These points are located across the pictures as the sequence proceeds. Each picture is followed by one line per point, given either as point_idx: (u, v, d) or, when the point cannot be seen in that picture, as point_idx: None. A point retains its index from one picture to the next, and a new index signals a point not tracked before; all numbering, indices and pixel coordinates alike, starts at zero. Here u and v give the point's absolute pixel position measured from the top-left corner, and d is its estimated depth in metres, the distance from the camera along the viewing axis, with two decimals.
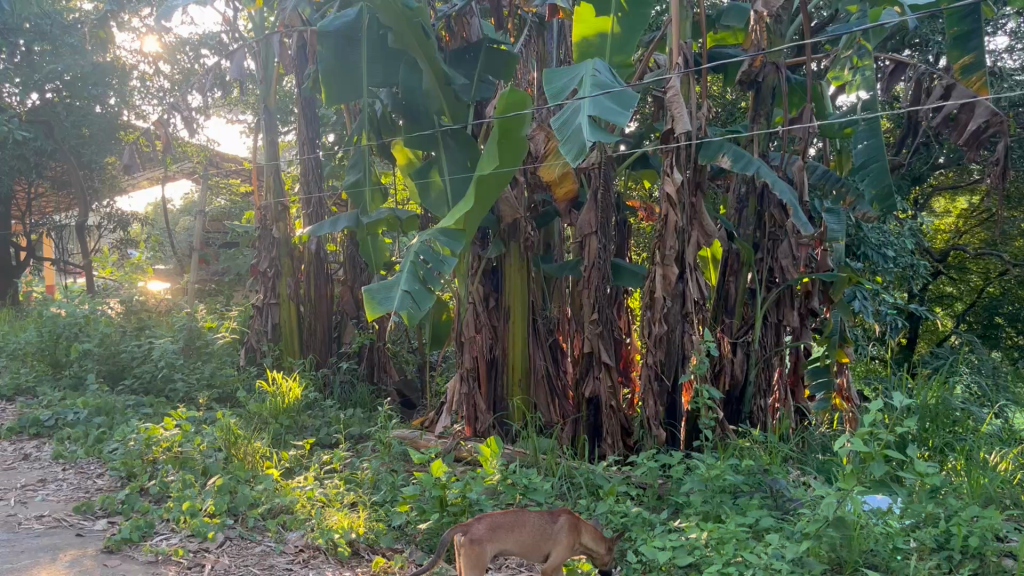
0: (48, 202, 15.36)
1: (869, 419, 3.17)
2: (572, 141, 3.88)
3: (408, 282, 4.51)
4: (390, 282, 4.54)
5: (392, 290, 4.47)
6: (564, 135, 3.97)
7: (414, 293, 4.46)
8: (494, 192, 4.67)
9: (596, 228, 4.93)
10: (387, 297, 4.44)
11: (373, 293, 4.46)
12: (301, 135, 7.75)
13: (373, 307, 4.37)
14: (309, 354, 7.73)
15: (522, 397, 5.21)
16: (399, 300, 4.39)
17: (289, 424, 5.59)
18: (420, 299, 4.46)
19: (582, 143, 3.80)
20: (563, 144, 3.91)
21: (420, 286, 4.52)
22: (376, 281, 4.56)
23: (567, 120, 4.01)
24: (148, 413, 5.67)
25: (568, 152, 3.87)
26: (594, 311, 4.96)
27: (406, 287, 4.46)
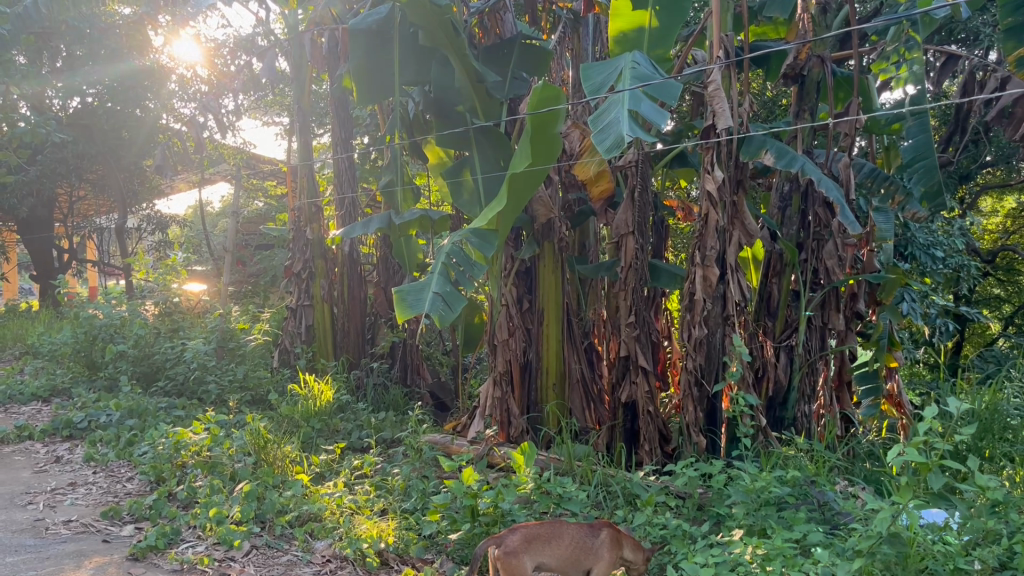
0: (90, 205, 15.57)
1: (927, 430, 2.98)
2: (608, 133, 3.74)
3: (439, 284, 4.40)
4: (421, 284, 4.44)
5: (423, 292, 4.38)
6: (599, 127, 3.83)
7: (446, 295, 4.36)
8: (527, 191, 4.53)
9: (633, 228, 4.79)
10: (419, 299, 4.35)
11: (404, 296, 4.36)
12: (334, 135, 7.70)
13: (404, 311, 4.28)
14: (343, 356, 7.68)
15: (557, 402, 5.09)
16: (430, 303, 4.29)
17: (321, 428, 5.52)
18: (452, 301, 4.35)
19: (619, 135, 3.67)
20: (598, 135, 3.78)
21: (451, 288, 4.42)
22: (407, 284, 4.46)
23: (604, 113, 3.89)
24: (181, 416, 5.64)
25: (602, 144, 3.74)
26: (631, 314, 4.82)
27: (437, 289, 4.35)
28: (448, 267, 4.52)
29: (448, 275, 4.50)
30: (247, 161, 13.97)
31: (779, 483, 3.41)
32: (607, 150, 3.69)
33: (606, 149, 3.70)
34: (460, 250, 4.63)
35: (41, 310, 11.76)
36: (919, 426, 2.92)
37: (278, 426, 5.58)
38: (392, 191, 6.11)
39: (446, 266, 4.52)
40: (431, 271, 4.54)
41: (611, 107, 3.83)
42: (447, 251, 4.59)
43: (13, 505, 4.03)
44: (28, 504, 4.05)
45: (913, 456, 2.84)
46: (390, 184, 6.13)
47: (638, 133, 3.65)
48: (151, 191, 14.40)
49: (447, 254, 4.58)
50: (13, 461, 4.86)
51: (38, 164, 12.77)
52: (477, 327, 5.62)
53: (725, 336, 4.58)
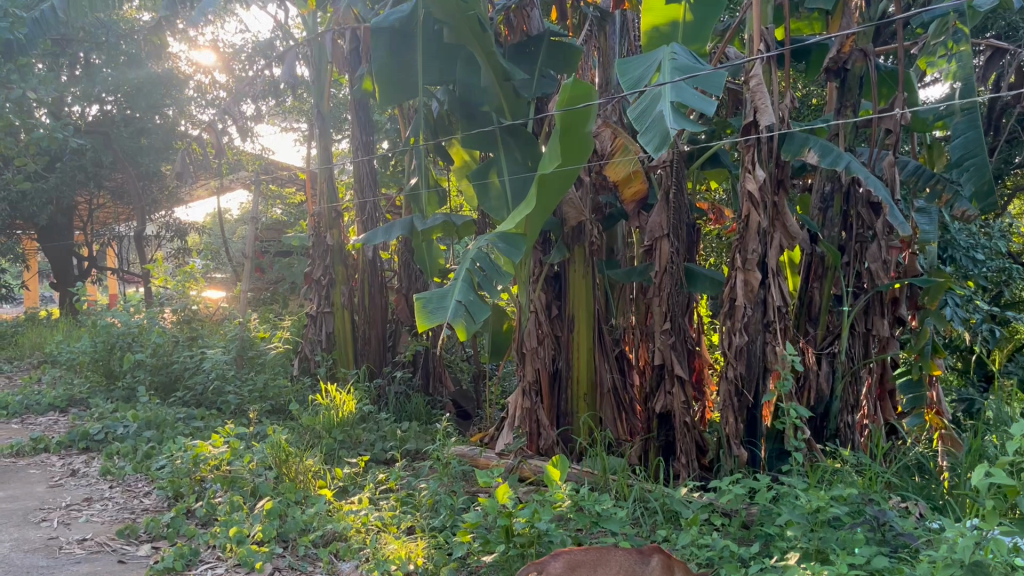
0: (109, 213, 15.54)
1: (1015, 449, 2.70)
2: (652, 131, 3.58)
3: (462, 292, 4.12)
4: (444, 291, 4.17)
5: (446, 300, 4.10)
6: (643, 126, 3.67)
7: (469, 304, 4.08)
8: (556, 191, 4.30)
9: (667, 231, 4.59)
10: (441, 306, 4.08)
11: (425, 303, 4.09)
12: (355, 139, 7.56)
13: (425, 318, 4.00)
14: (364, 364, 7.52)
15: (588, 413, 4.89)
16: (453, 311, 4.00)
17: (343, 439, 5.34)
18: (475, 310, 4.07)
19: (665, 130, 3.50)
20: (643, 134, 3.63)
21: (475, 298, 4.13)
22: (430, 291, 4.19)
23: (646, 111, 3.71)
24: (200, 428, 5.48)
25: (647, 141, 3.58)
26: (667, 320, 4.62)
27: (461, 297, 4.07)
28: (472, 275, 4.24)
29: (473, 284, 4.22)
30: (266, 167, 13.87)
31: (836, 501, 3.20)
32: (652, 147, 3.53)
33: (651, 147, 3.53)
34: (486, 258, 4.36)
35: (61, 317, 11.70)
36: (1009, 446, 2.63)
37: (300, 437, 5.41)
38: (416, 195, 5.93)
39: (471, 274, 4.25)
40: (455, 279, 4.26)
41: (654, 102, 3.67)
42: (472, 258, 4.33)
43: (27, 523, 3.87)
44: (42, 521, 3.90)
45: (1001, 479, 2.57)
46: (414, 187, 5.96)
47: (684, 126, 3.49)
48: (170, 198, 14.34)
49: (472, 261, 4.32)
50: (28, 475, 4.71)
51: (57, 172, 12.73)
52: (504, 335, 5.42)
53: (766, 343, 4.37)
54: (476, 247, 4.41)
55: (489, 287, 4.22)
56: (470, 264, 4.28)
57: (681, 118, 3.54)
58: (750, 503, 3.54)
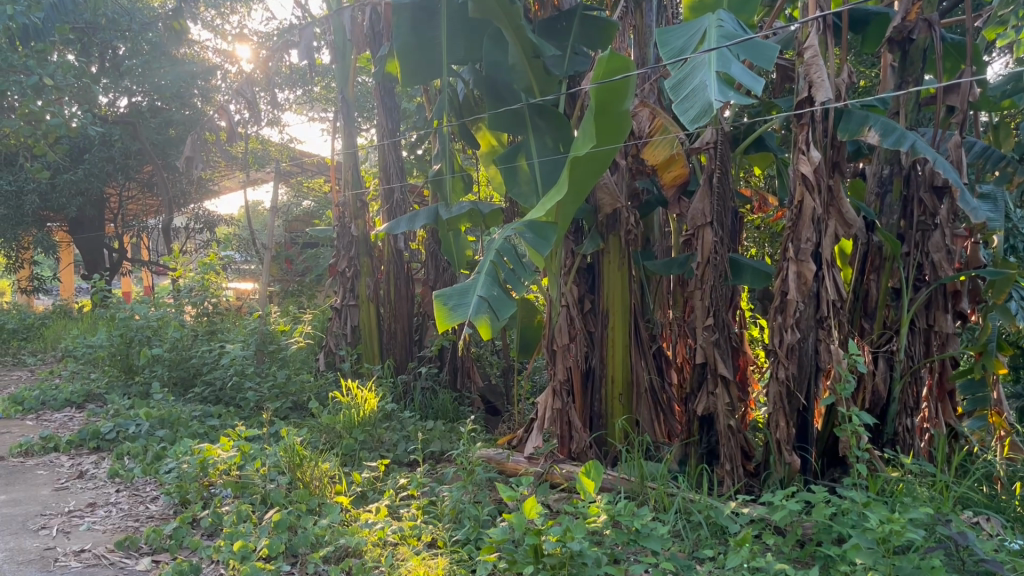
0: (138, 205, 15.45)
1: None
2: (692, 101, 3.21)
3: (485, 286, 3.76)
4: (465, 286, 3.80)
5: (467, 295, 3.73)
6: (681, 97, 3.29)
7: (492, 300, 3.71)
8: (588, 175, 3.93)
9: (711, 218, 4.23)
10: (462, 302, 3.71)
11: (444, 299, 3.72)
12: (380, 124, 7.28)
13: (444, 316, 3.63)
14: (389, 359, 7.25)
15: (624, 414, 4.56)
16: (475, 308, 3.63)
17: (364, 440, 5.07)
18: (499, 307, 3.70)
19: (708, 101, 3.12)
20: (681, 104, 3.24)
21: (499, 293, 3.76)
22: (450, 286, 3.83)
23: (684, 79, 3.33)
24: (216, 428, 5.25)
25: (686, 114, 3.20)
26: (710, 315, 4.27)
27: (483, 293, 3.71)
28: (496, 268, 3.88)
29: (497, 278, 3.86)
30: (294, 158, 13.69)
31: (906, 521, 2.85)
32: (692, 121, 3.16)
33: (691, 120, 3.15)
34: (511, 249, 3.99)
35: (88, 309, 11.58)
36: None
37: (320, 438, 5.14)
38: (440, 181, 5.62)
39: (495, 266, 3.88)
40: (478, 272, 3.90)
41: (695, 72, 3.29)
42: (497, 249, 3.96)
43: (25, 530, 3.64)
44: (41, 529, 3.67)
45: None
46: (438, 173, 5.65)
47: (729, 98, 3.11)
48: (198, 189, 14.21)
49: (496, 252, 3.95)
50: (35, 476, 4.50)
51: (85, 164, 12.62)
52: (535, 331, 5.11)
53: (819, 342, 4.00)
54: (501, 237, 4.04)
55: (515, 281, 3.85)
56: (494, 256, 3.92)
57: (725, 88, 3.16)
58: (806, 520, 3.19)
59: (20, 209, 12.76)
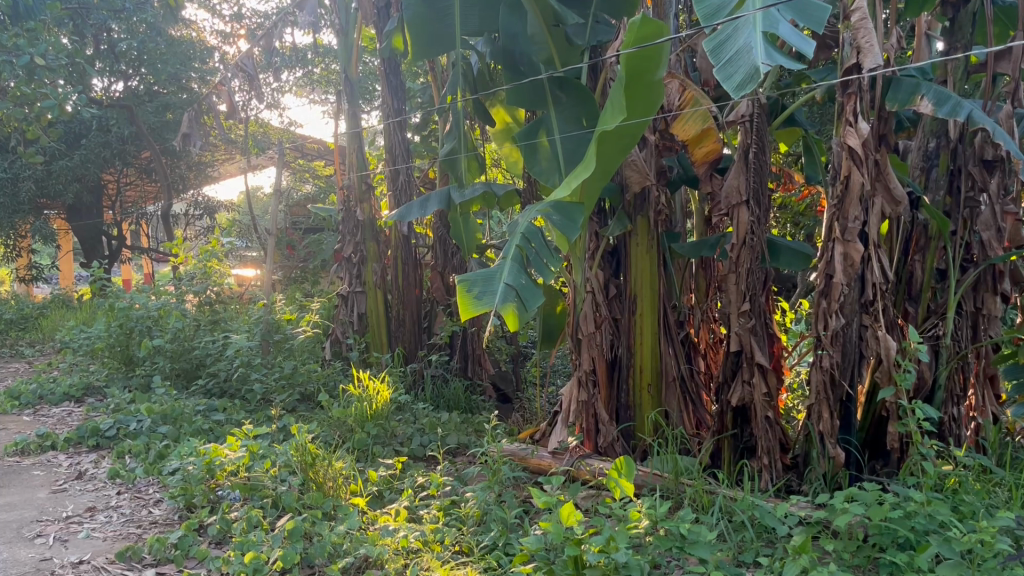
0: (135, 192, 15.16)
1: None
2: (735, 65, 2.88)
3: (511, 273, 3.48)
4: (489, 272, 3.52)
5: (492, 283, 3.45)
6: (721, 60, 2.96)
7: (520, 288, 3.43)
8: (618, 151, 3.63)
9: (746, 197, 3.97)
10: (488, 289, 3.43)
11: (468, 287, 3.45)
12: (385, 104, 7.00)
13: (469, 307, 3.36)
14: (398, 347, 7.00)
15: (653, 405, 4.31)
16: (501, 297, 3.36)
17: (376, 435, 4.83)
18: (527, 296, 3.43)
19: (753, 64, 2.80)
20: (722, 68, 2.91)
21: (526, 280, 3.49)
22: (474, 272, 3.55)
23: (725, 41, 3.00)
24: (221, 423, 5.00)
25: (727, 78, 2.87)
26: (746, 300, 4.01)
27: (510, 281, 3.43)
28: (522, 253, 3.60)
29: (523, 264, 3.58)
30: (294, 141, 13.41)
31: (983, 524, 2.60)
32: (733, 85, 2.83)
33: (732, 84, 2.83)
34: (537, 233, 3.72)
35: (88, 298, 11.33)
36: None
37: (330, 433, 4.90)
38: (454, 160, 5.33)
39: (521, 252, 3.60)
40: (503, 258, 3.63)
41: (737, 32, 2.95)
42: (522, 233, 3.69)
43: (20, 539, 3.40)
44: (36, 537, 3.43)
45: None
46: (451, 152, 5.36)
47: (776, 63, 2.79)
48: (197, 175, 13.92)
49: (522, 236, 3.67)
50: (30, 478, 4.26)
51: (82, 149, 12.32)
52: (557, 319, 4.85)
53: (864, 326, 3.73)
54: (526, 219, 3.76)
55: (543, 268, 3.58)
56: (520, 241, 3.64)
57: (772, 51, 2.83)
58: (867, 523, 2.95)
59: (16, 197, 12.45)
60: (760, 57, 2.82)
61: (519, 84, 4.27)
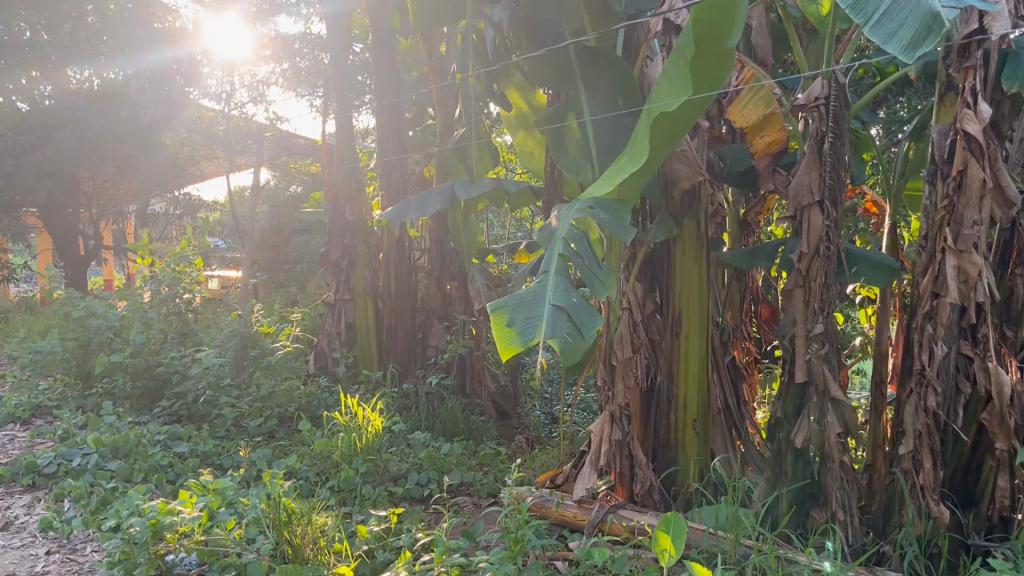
0: (111, 189, 14.35)
1: None
2: (898, 16, 2.17)
3: (557, 291, 2.75)
4: (529, 294, 2.80)
5: (535, 307, 2.73)
6: (870, 14, 2.24)
7: (571, 309, 2.71)
8: (676, 136, 2.93)
9: (820, 195, 3.29)
10: (529, 316, 2.70)
11: (505, 316, 2.72)
12: (378, 89, 6.27)
13: (508, 341, 2.62)
14: (390, 363, 6.27)
15: (699, 444, 3.60)
16: (550, 325, 2.63)
17: (366, 472, 4.14)
18: (580, 318, 2.70)
19: (929, 12, 2.10)
20: (877, 25, 2.20)
21: (577, 299, 2.76)
22: (509, 295, 2.82)
23: None
24: (183, 458, 4.28)
25: (886, 36, 2.17)
26: (819, 321, 3.34)
27: (557, 301, 2.70)
28: (567, 263, 2.88)
29: (570, 277, 2.85)
30: (279, 139, 12.66)
31: None
32: (901, 43, 2.13)
33: (899, 43, 2.12)
34: (582, 235, 2.99)
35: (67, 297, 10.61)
36: None
37: (310, 469, 4.20)
38: (464, 149, 4.83)
39: (566, 261, 2.88)
40: (543, 272, 2.91)
41: None
42: (564, 237, 2.96)
43: None
44: None
45: None
46: (463, 140, 4.86)
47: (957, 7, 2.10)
48: (178, 172, 13.13)
49: (565, 241, 2.95)
50: None
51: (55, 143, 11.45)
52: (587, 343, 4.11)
53: (965, 357, 3.03)
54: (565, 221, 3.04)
55: (595, 280, 2.85)
56: (563, 248, 2.92)
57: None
58: None
59: None
60: (935, 5, 2.13)
61: (546, 53, 3.61)
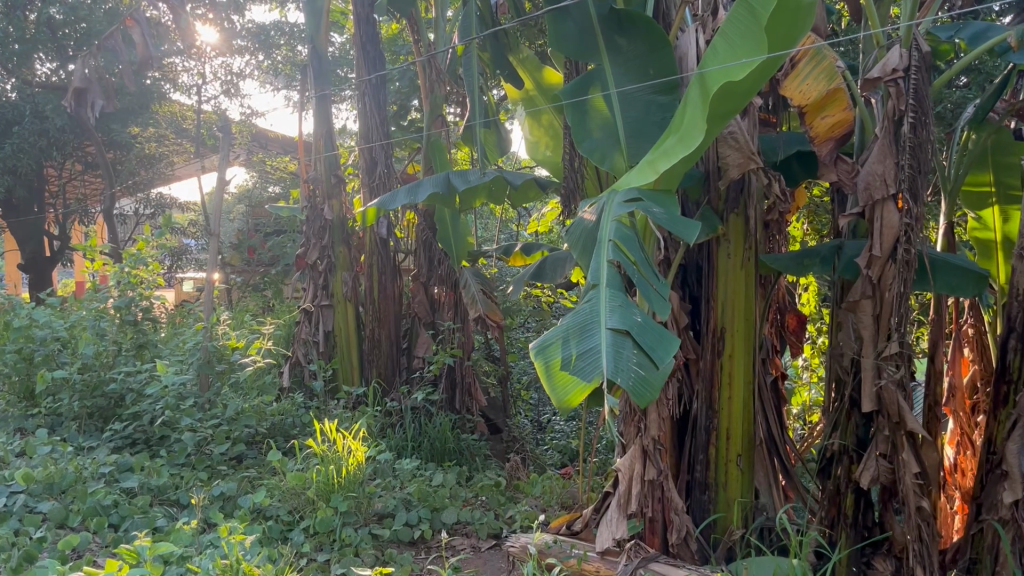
0: (77, 186, 13.57)
1: None
2: None
3: (615, 312, 2.28)
4: (579, 319, 2.32)
5: (589, 335, 2.26)
6: None
7: (635, 332, 2.24)
8: (731, 113, 2.44)
9: (896, 188, 2.74)
10: (582, 347, 2.24)
11: (555, 358, 2.26)
12: (360, 71, 5.66)
13: (565, 391, 2.17)
14: (373, 377, 5.67)
15: (742, 482, 3.04)
16: (613, 356, 2.15)
17: (346, 511, 3.55)
18: (649, 341, 2.25)
19: None
20: None
21: (639, 318, 2.30)
22: (555, 327, 2.36)
23: None
24: (131, 495, 3.65)
25: None
26: (893, 339, 2.79)
27: (618, 325, 2.24)
28: (620, 273, 2.41)
29: (626, 292, 2.39)
30: (254, 134, 11.95)
31: None
32: None
33: None
34: (631, 234, 2.50)
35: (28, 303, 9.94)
36: None
37: (282, 506, 3.62)
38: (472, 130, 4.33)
39: (620, 271, 2.40)
40: (592, 286, 2.43)
41: None
42: (611, 238, 2.47)
43: None
44: None
45: None
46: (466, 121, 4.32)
47: None
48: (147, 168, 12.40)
49: (613, 244, 2.45)
50: None
51: (14, 137, 10.70)
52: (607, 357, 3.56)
53: None
54: (607, 219, 2.54)
55: (657, 294, 2.40)
56: (613, 253, 2.43)
57: None
58: None
59: None
60: None
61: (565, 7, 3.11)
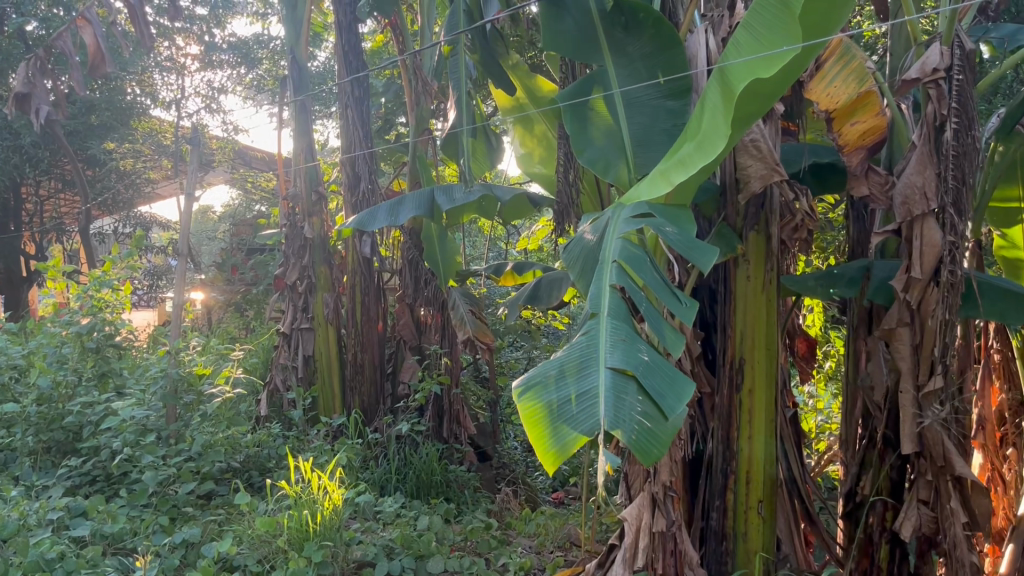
0: (54, 205, 13.14)
1: None
2: None
3: (617, 348, 1.95)
4: (574, 355, 1.99)
5: (584, 376, 1.92)
6: None
7: (640, 373, 1.91)
8: (754, 116, 2.16)
9: (936, 204, 2.44)
10: (577, 389, 1.89)
11: (542, 398, 1.91)
12: (342, 79, 5.34)
13: (549, 439, 1.81)
14: (355, 405, 5.30)
15: (764, 534, 2.69)
16: (612, 403, 1.81)
17: (322, 562, 3.18)
18: (656, 386, 1.91)
19: None
20: None
21: (645, 357, 1.97)
22: (544, 366, 2.02)
23: None
24: (81, 545, 3.27)
25: None
26: (936, 373, 2.48)
27: (620, 364, 1.90)
28: (626, 302, 2.09)
29: (632, 324, 2.06)
30: (236, 150, 11.57)
31: None
32: None
33: None
34: (639, 255, 2.19)
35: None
36: None
37: (250, 555, 3.26)
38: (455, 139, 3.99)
39: (626, 298, 2.08)
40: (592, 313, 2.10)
41: None
42: (617, 261, 2.16)
43: None
44: None
45: None
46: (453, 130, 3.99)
47: None
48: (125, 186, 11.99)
49: (618, 266, 2.15)
50: None
51: None
52: None
53: None
54: (613, 238, 2.24)
55: (666, 325, 2.08)
56: (617, 276, 2.12)
57: None
58: None
59: None
60: None
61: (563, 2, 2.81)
